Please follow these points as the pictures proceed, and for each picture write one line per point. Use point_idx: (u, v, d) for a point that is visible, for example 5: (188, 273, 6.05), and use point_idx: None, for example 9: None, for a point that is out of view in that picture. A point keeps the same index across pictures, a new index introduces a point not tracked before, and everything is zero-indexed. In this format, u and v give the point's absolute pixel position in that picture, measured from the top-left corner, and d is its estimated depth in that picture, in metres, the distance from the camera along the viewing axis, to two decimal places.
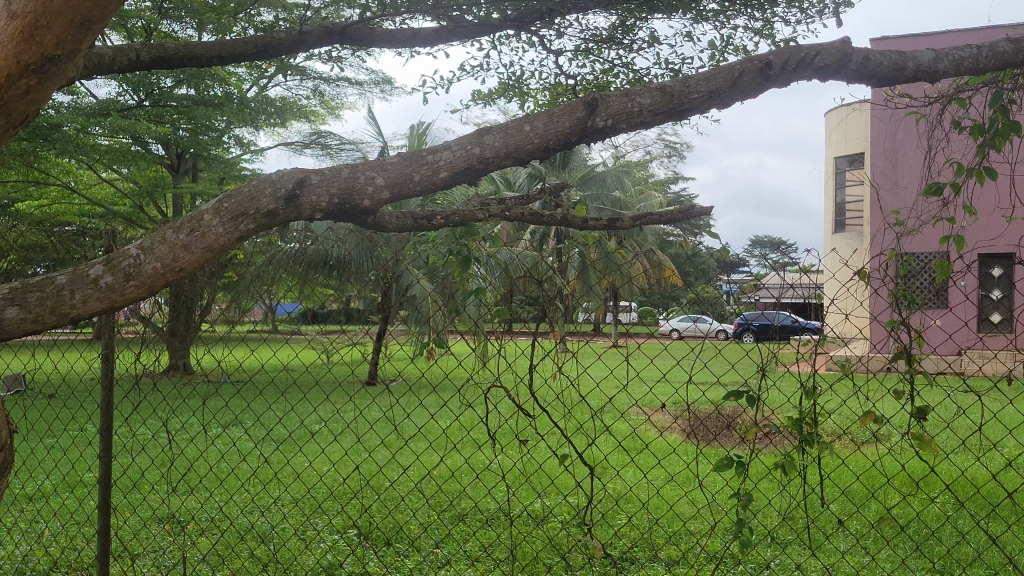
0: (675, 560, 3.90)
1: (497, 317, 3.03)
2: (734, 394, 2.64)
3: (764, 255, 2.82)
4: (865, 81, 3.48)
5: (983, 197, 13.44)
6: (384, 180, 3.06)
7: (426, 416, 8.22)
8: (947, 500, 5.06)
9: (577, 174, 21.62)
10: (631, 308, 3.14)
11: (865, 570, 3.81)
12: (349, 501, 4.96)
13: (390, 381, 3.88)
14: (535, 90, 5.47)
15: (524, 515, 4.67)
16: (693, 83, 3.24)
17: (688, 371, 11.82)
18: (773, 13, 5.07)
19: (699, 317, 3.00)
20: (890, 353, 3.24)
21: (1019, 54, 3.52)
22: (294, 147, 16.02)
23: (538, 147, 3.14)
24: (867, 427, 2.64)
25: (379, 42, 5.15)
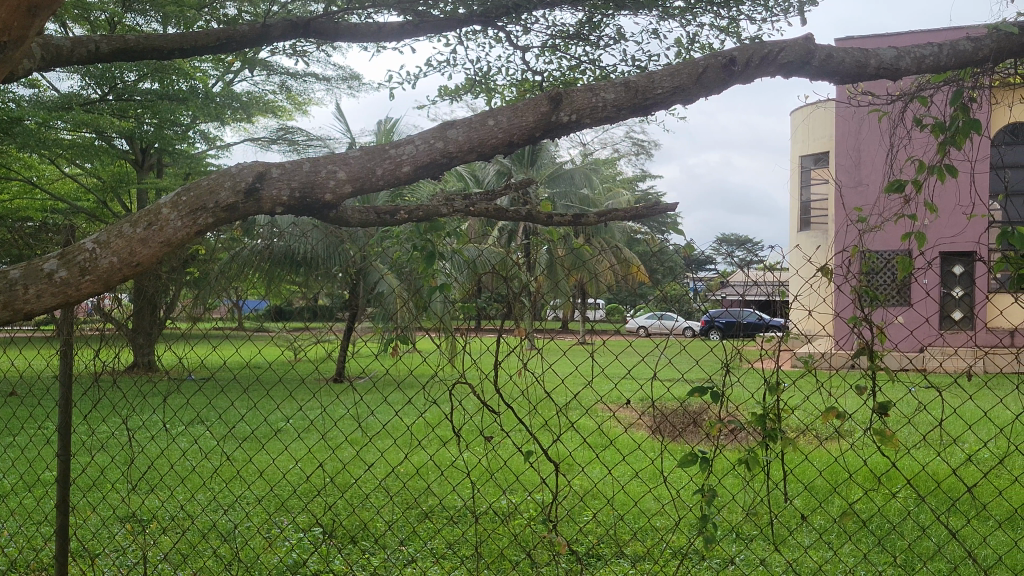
0: (641, 556, 3.92)
1: (461, 312, 3.03)
2: (698, 390, 2.64)
3: (730, 253, 2.86)
4: (828, 79, 3.50)
5: (945, 195, 13.60)
6: (346, 174, 3.04)
7: (392, 413, 8.19)
8: (908, 495, 5.12)
9: (545, 172, 21.64)
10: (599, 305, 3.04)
11: (827, 565, 3.85)
12: (314, 499, 4.93)
13: (355, 379, 3.86)
14: (502, 86, 5.42)
15: (491, 513, 4.66)
16: (658, 79, 3.24)
17: (656, 368, 11.88)
18: (739, 11, 5.08)
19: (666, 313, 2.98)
20: (854, 349, 3.25)
21: (980, 53, 3.55)
22: (260, 142, 15.86)
23: (502, 142, 3.15)
24: (830, 422, 2.65)
25: (344, 36, 5.11)
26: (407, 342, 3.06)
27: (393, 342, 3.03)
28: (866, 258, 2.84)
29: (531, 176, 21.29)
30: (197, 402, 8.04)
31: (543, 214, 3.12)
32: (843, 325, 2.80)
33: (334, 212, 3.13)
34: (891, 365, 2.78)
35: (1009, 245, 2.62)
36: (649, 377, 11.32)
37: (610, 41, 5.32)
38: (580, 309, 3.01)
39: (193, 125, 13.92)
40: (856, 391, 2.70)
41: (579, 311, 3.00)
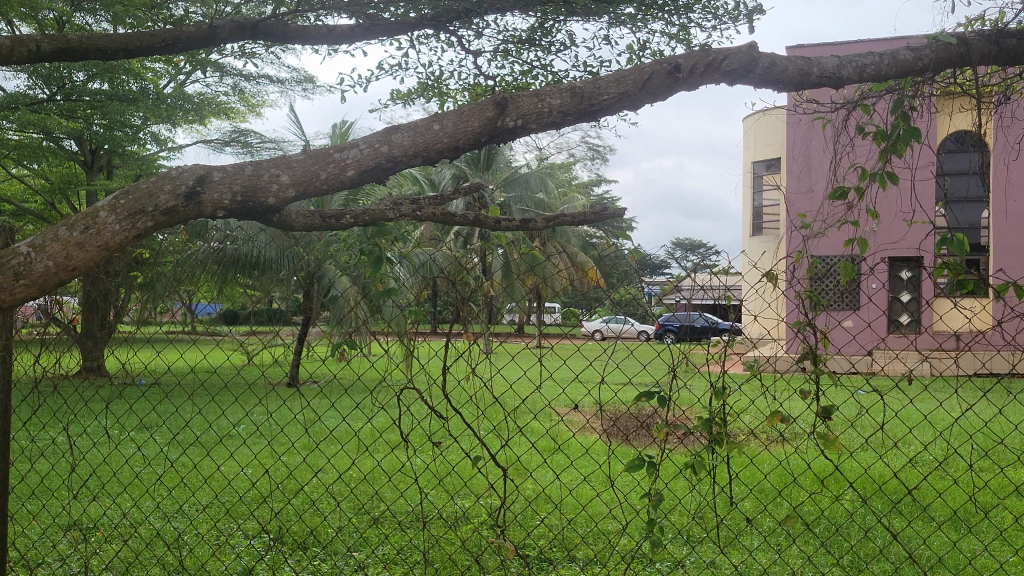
0: (592, 560, 3.94)
1: (409, 317, 3.03)
2: (645, 395, 2.65)
3: (683, 257, 2.88)
4: (772, 86, 3.54)
5: (890, 202, 13.85)
6: (290, 178, 3.04)
7: (344, 417, 8.13)
8: (854, 497, 5.20)
9: (500, 176, 21.64)
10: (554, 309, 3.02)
11: (774, 566, 3.90)
12: (265, 504, 4.89)
13: (304, 384, 3.83)
14: (454, 91, 5.39)
15: (442, 517, 4.65)
16: (603, 85, 3.27)
17: (610, 371, 11.94)
18: (689, 19, 5.13)
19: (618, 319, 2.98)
20: (799, 352, 3.28)
21: (919, 62, 3.61)
22: (213, 144, 15.64)
23: (448, 147, 3.15)
24: (774, 427, 2.68)
25: (293, 38, 5.05)
26: (357, 346, 3.04)
27: (342, 346, 2.99)
28: (810, 262, 2.86)
29: (487, 180, 21.29)
30: (143, 408, 7.88)
31: (490, 219, 3.13)
32: (787, 329, 2.83)
33: (278, 216, 3.12)
34: (835, 369, 2.82)
35: (947, 251, 2.67)
36: (602, 381, 11.38)
37: (561, 46, 5.33)
38: (536, 312, 3.02)
39: (144, 126, 13.70)
40: (800, 395, 2.74)
41: (535, 314, 3.02)
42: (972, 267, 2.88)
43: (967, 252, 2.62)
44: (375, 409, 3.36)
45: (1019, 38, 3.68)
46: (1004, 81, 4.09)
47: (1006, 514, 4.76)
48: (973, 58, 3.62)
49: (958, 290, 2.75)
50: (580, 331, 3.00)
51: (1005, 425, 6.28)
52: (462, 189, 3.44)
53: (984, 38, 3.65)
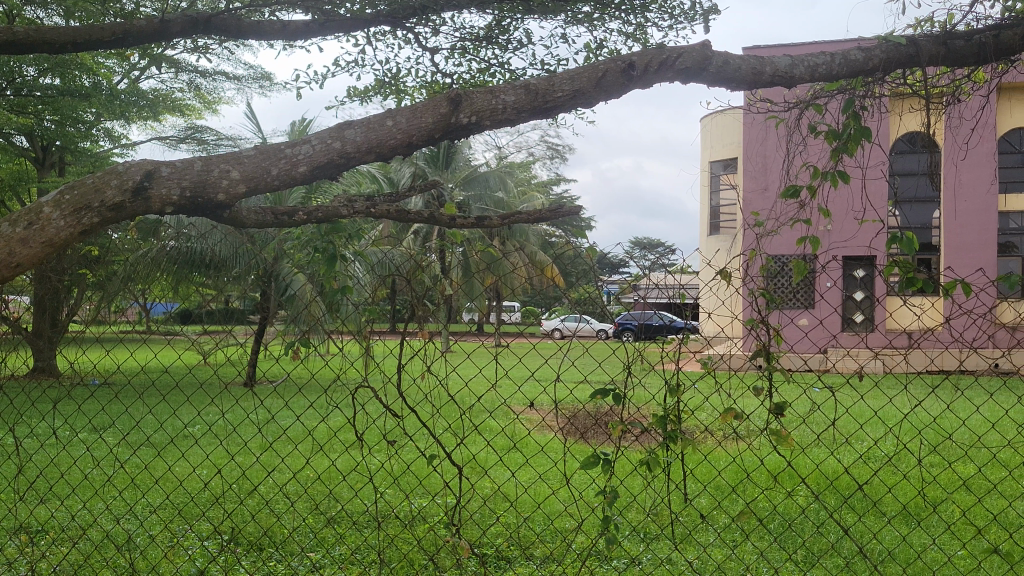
0: (549, 557, 3.94)
1: (363, 315, 3.02)
2: (600, 392, 2.66)
3: (641, 255, 2.90)
4: (724, 85, 3.58)
5: (842, 200, 14.05)
6: (240, 174, 3.09)
7: (300, 417, 8.06)
8: (807, 494, 5.27)
9: (460, 174, 21.59)
10: (514, 307, 3.04)
11: (729, 561, 3.94)
12: (218, 506, 4.82)
13: (261, 383, 3.81)
14: (412, 88, 5.33)
15: (398, 517, 4.63)
16: (558, 82, 3.29)
17: (568, 370, 11.94)
18: (646, 19, 5.13)
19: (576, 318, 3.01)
20: (754, 349, 3.29)
21: (870, 62, 3.66)
22: (168, 141, 15.39)
23: (400, 143, 3.19)
24: (728, 423, 2.70)
25: (247, 33, 4.98)
26: (311, 345, 3.02)
27: (295, 344, 2.96)
28: (763, 261, 2.88)
29: (445, 179, 21.22)
30: (91, 408, 7.75)
31: (446, 216, 3.12)
32: (740, 326, 2.85)
33: (229, 213, 3.14)
34: (787, 366, 2.84)
35: (898, 249, 2.70)
36: (559, 379, 11.38)
37: (519, 45, 5.32)
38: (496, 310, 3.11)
39: (96, 122, 13.44)
40: (753, 392, 2.76)
41: (495, 311, 3.07)
42: (920, 266, 2.90)
43: (916, 251, 2.65)
44: (328, 407, 3.33)
45: (967, 39, 3.75)
46: (953, 82, 4.16)
47: (955, 508, 4.84)
48: (922, 59, 3.66)
49: (908, 288, 2.78)
50: (541, 330, 2.99)
51: (954, 420, 6.38)
52: (417, 186, 3.44)
53: (932, 39, 3.70)
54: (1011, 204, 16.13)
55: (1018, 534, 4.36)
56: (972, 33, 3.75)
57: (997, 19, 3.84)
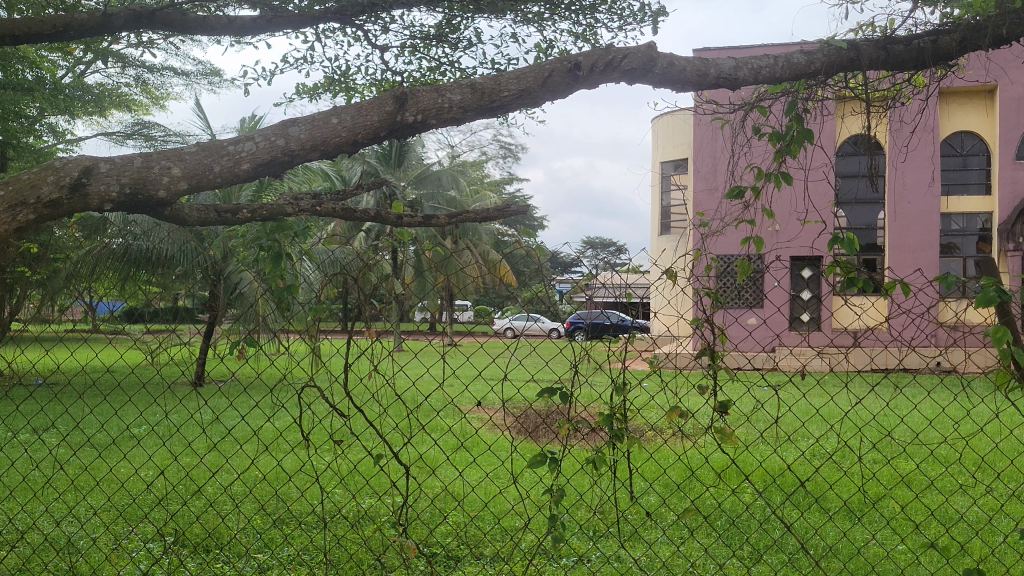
0: (499, 556, 3.94)
1: (309, 314, 3.00)
2: (548, 391, 2.66)
3: (593, 254, 2.90)
4: (670, 87, 3.61)
5: (789, 200, 14.25)
6: (181, 171, 3.04)
7: (251, 416, 7.96)
8: (752, 492, 5.35)
9: (411, 173, 21.53)
10: (467, 306, 3.01)
11: (678, 557, 3.98)
12: (162, 507, 4.76)
13: (208, 383, 3.77)
14: (361, 86, 5.29)
15: (345, 517, 4.60)
16: (504, 81, 3.30)
17: (516, 369, 11.98)
18: (596, 19, 5.15)
19: (529, 316, 2.98)
20: (700, 346, 3.30)
21: (812, 65, 3.71)
22: (115, 137, 15.13)
23: (345, 141, 3.18)
24: (673, 421, 2.72)
25: (192, 28, 4.91)
26: (256, 344, 2.98)
27: (240, 344, 2.93)
28: (708, 260, 2.90)
29: (397, 178, 21.15)
30: (30, 409, 7.61)
31: (392, 215, 3.10)
32: (685, 325, 2.86)
33: (170, 210, 3.12)
34: (731, 364, 2.86)
35: (839, 250, 2.73)
36: (509, 378, 11.42)
37: (469, 44, 5.30)
38: (447, 310, 3.07)
39: (40, 117, 13.18)
40: (698, 391, 2.79)
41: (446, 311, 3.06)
42: (862, 266, 2.94)
43: (857, 252, 2.68)
44: (275, 407, 3.30)
45: (907, 44, 3.81)
46: (894, 85, 4.23)
47: (895, 504, 4.93)
48: (863, 63, 3.73)
49: (849, 288, 2.82)
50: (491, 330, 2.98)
51: (896, 416, 6.50)
52: (363, 184, 3.42)
53: (873, 43, 3.76)
54: (952, 205, 16.49)
55: (956, 529, 4.46)
56: (911, 38, 3.81)
57: (936, 24, 3.91)
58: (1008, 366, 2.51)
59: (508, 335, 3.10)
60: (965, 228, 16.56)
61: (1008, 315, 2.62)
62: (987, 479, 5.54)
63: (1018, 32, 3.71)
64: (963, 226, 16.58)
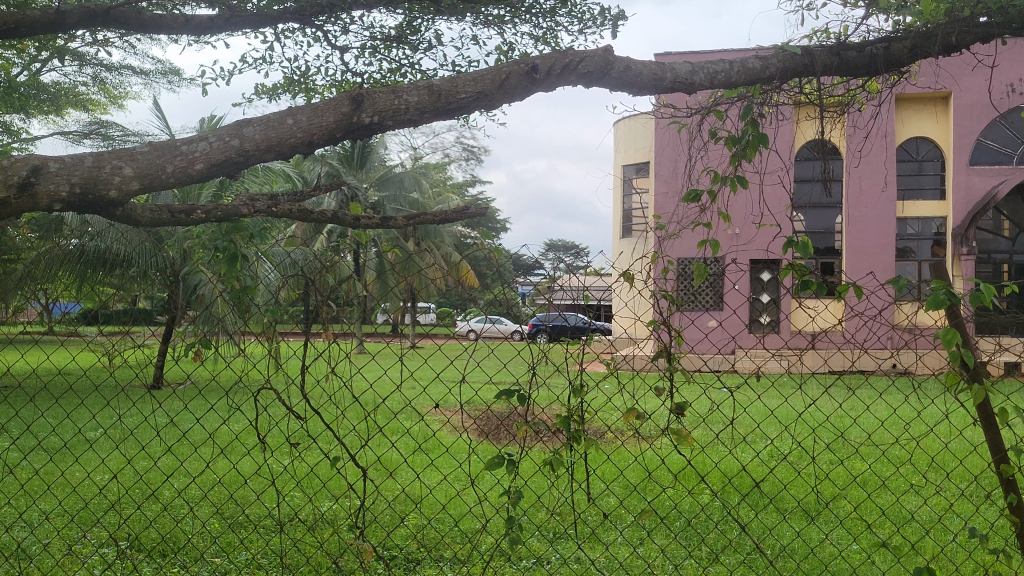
0: (460, 558, 3.95)
1: (266, 316, 2.98)
2: (505, 393, 2.66)
3: (557, 258, 2.92)
4: (627, 90, 3.63)
5: (745, 203, 14.40)
6: (133, 171, 3.01)
7: (211, 419, 7.90)
8: (710, 493, 5.40)
9: (374, 175, 21.46)
10: (429, 308, 3.01)
11: (638, 558, 4.01)
12: (117, 512, 4.71)
13: (167, 385, 3.74)
14: (321, 86, 5.27)
15: (306, 521, 4.58)
16: (461, 83, 3.31)
17: (472, 370, 11.97)
18: (556, 22, 5.17)
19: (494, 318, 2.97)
20: (657, 348, 3.31)
21: (767, 70, 3.76)
22: (72, 137, 14.92)
23: (301, 142, 3.17)
24: (630, 423, 2.74)
25: (149, 27, 4.86)
26: (213, 346, 2.95)
27: (196, 346, 2.90)
28: (665, 263, 2.91)
29: (359, 179, 21.07)
30: None
31: (349, 216, 3.09)
32: (642, 327, 2.88)
33: (122, 210, 3.08)
34: (688, 366, 2.88)
35: (794, 254, 2.75)
36: (471, 380, 11.42)
37: (430, 45, 5.30)
38: (410, 312, 3.06)
39: None
40: (655, 392, 2.80)
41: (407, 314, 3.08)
42: (817, 268, 2.97)
43: (811, 255, 2.70)
44: (232, 409, 3.28)
45: (859, 50, 3.87)
46: (848, 91, 4.29)
47: (849, 504, 5.01)
48: (816, 69, 3.78)
49: (804, 290, 2.85)
50: (452, 332, 2.98)
51: (851, 417, 6.59)
52: (321, 185, 3.41)
53: (826, 50, 3.82)
54: (908, 210, 16.75)
55: (908, 529, 4.54)
56: (864, 44, 3.87)
57: (888, 31, 3.97)
58: (957, 368, 2.55)
59: (469, 337, 3.11)
60: (920, 232, 16.82)
61: (956, 317, 2.67)
62: (939, 479, 5.63)
63: (967, 39, 3.78)
64: (918, 230, 16.84)
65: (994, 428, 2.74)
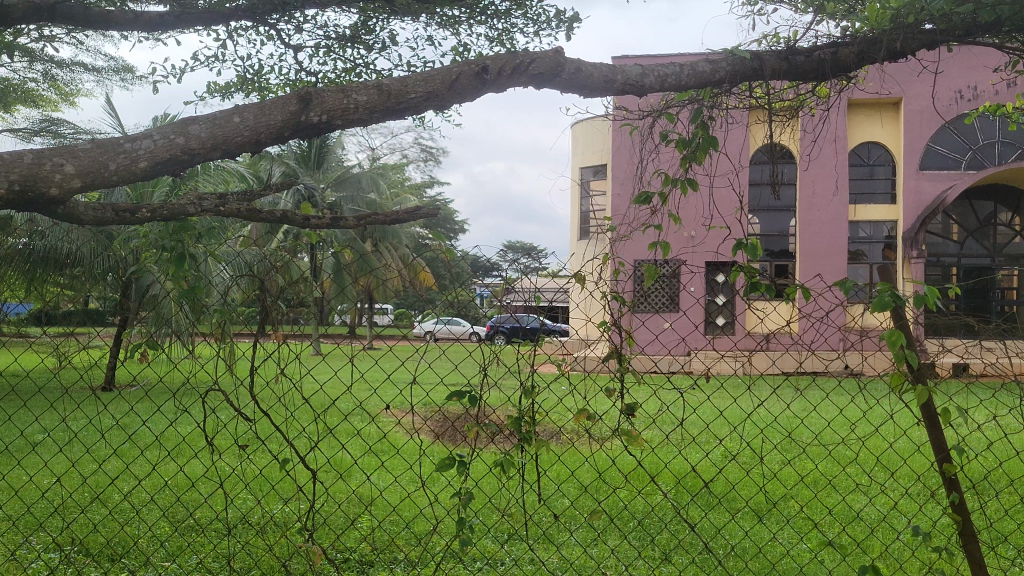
0: (413, 560, 3.94)
1: (213, 316, 2.94)
2: (456, 394, 2.65)
3: (515, 259, 2.92)
4: (577, 92, 3.65)
5: (697, 205, 14.55)
6: (75, 168, 2.96)
7: (162, 422, 7.80)
8: (662, 493, 5.45)
9: (330, 175, 21.32)
10: (387, 309, 2.99)
11: (590, 559, 4.03)
12: (64, 516, 4.63)
13: (118, 386, 3.70)
14: (275, 86, 5.22)
15: (259, 523, 4.55)
16: (411, 83, 3.31)
17: (425, 371, 11.95)
18: (511, 24, 5.18)
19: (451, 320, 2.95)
20: (609, 348, 3.32)
21: (716, 74, 3.80)
22: (22, 135, 14.63)
23: (248, 141, 3.14)
24: (580, 424, 2.75)
25: (97, 24, 4.78)
26: (160, 347, 2.91)
27: (143, 346, 2.86)
28: (616, 264, 2.92)
29: (315, 180, 20.92)
30: None
31: (299, 216, 3.06)
32: (593, 328, 2.89)
33: (64, 208, 3.03)
34: (639, 367, 2.90)
35: (745, 256, 2.77)
36: (427, 383, 11.39)
37: (384, 46, 5.28)
38: (366, 313, 3.02)
39: None
40: (605, 393, 2.81)
41: (366, 313, 3.02)
42: (767, 269, 2.99)
43: (761, 257, 2.72)
44: (180, 411, 3.23)
45: (808, 55, 3.92)
46: (798, 96, 4.35)
47: (799, 504, 5.08)
48: (765, 73, 3.83)
49: (753, 291, 2.88)
50: (407, 334, 2.97)
51: (803, 419, 6.67)
52: (270, 185, 3.38)
53: (775, 54, 3.87)
54: (859, 213, 17.00)
55: (856, 528, 4.61)
56: (812, 49, 3.93)
57: (835, 37, 4.04)
58: (902, 368, 2.60)
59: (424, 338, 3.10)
60: (871, 235, 17.07)
61: (901, 318, 2.72)
62: (887, 479, 5.73)
63: (911, 46, 3.85)
64: (870, 234, 17.10)
65: (937, 428, 2.79)
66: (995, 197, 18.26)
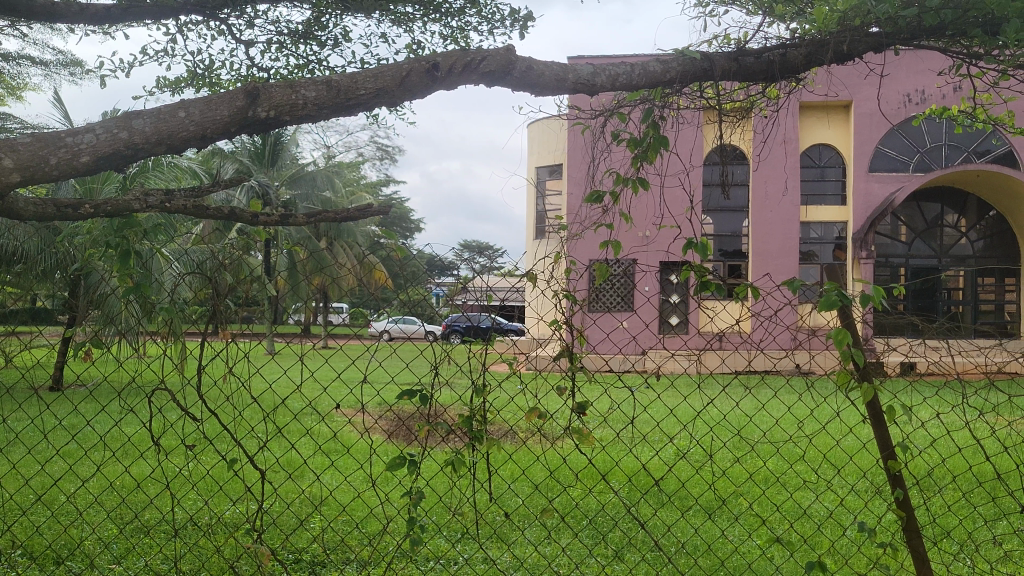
0: (366, 560, 3.93)
1: (159, 314, 2.90)
2: (407, 393, 2.64)
3: (470, 258, 2.91)
4: (529, 90, 3.65)
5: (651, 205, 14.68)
6: (14, 163, 2.90)
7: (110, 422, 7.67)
8: (615, 491, 5.49)
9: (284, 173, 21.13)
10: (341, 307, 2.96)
11: (543, 557, 4.05)
12: (7, 518, 4.54)
13: (63, 385, 3.63)
14: (226, 81, 5.16)
15: (209, 524, 4.51)
16: (361, 80, 3.29)
17: (377, 370, 11.90)
18: (465, 22, 5.17)
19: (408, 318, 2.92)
20: (562, 345, 3.32)
21: (667, 74, 3.81)
22: None
23: (193, 135, 3.10)
24: (531, 422, 2.76)
25: (41, 16, 4.69)
26: (105, 345, 2.86)
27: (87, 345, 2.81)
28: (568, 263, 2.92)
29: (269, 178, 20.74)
30: None
31: (248, 213, 3.02)
32: (544, 326, 2.89)
33: (3, 203, 2.96)
34: (589, 366, 2.91)
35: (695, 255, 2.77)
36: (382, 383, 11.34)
37: (337, 42, 5.23)
38: (319, 313, 2.99)
39: None
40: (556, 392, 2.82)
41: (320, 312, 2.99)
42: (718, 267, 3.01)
43: (710, 256, 2.73)
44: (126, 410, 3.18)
45: (757, 56, 3.95)
46: (749, 97, 4.39)
47: (748, 501, 5.14)
48: (715, 73, 3.86)
49: (703, 291, 2.90)
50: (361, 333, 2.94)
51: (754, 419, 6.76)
52: (218, 181, 3.34)
53: (725, 55, 3.90)
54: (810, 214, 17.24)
55: (803, 524, 4.68)
56: (762, 51, 3.96)
57: (784, 38, 4.08)
58: (848, 366, 2.63)
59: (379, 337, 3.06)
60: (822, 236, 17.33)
61: (847, 318, 2.75)
62: (835, 476, 5.82)
63: (858, 48, 3.90)
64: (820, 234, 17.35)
65: (882, 426, 2.84)
66: (942, 199, 18.62)
